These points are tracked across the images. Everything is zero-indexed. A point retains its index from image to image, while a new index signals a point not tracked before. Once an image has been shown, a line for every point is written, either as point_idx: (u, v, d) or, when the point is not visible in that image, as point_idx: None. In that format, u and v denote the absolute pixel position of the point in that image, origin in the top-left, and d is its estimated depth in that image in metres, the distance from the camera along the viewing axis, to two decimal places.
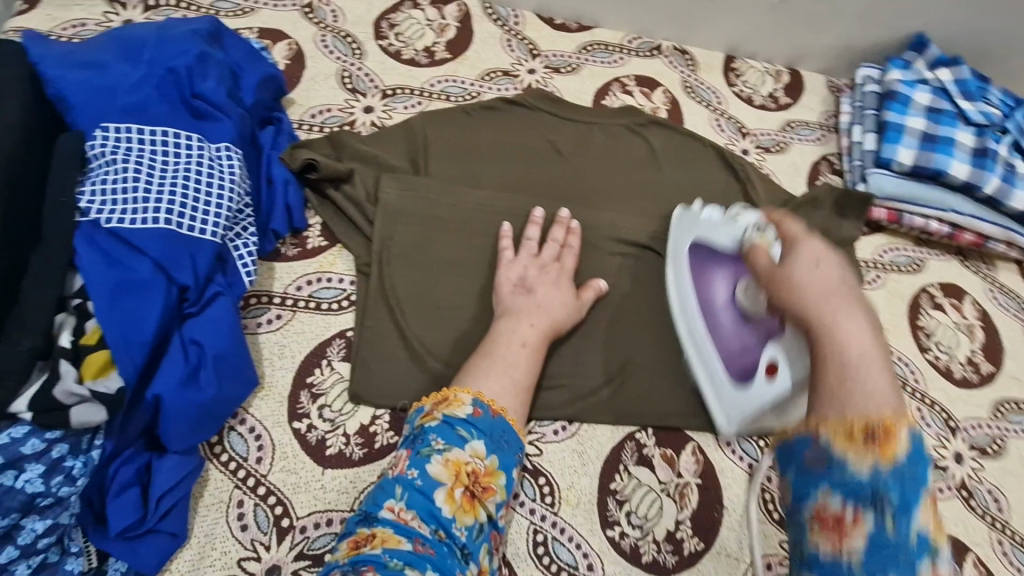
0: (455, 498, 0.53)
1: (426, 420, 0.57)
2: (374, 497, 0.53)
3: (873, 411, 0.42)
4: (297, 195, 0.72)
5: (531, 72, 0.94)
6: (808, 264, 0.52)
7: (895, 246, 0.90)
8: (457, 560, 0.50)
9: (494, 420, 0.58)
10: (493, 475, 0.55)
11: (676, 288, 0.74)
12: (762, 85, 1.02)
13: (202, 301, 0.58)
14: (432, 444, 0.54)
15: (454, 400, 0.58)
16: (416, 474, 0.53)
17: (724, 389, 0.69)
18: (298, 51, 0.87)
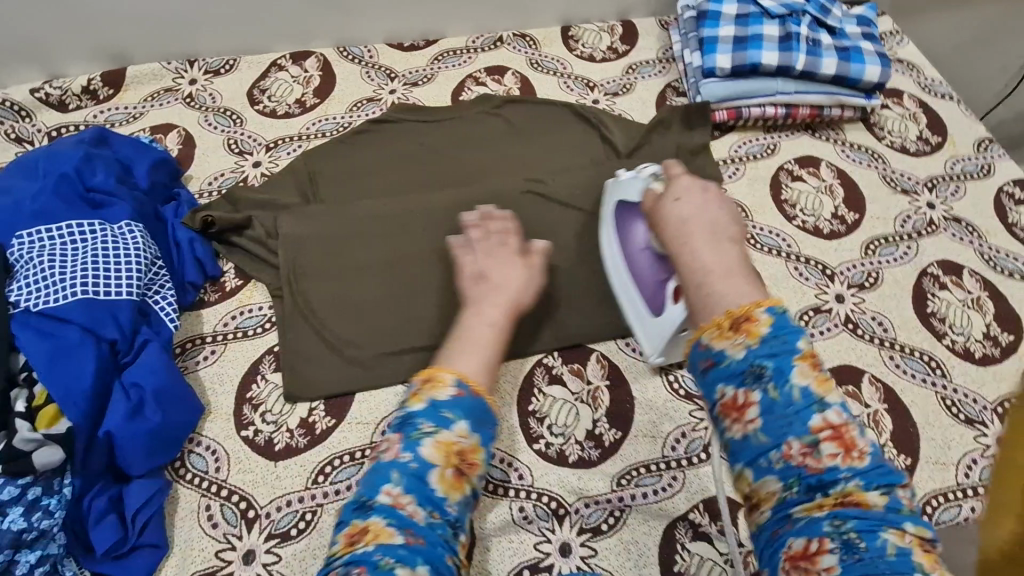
0: (446, 478, 0.56)
1: (414, 402, 0.59)
2: (371, 484, 0.55)
3: (733, 306, 0.56)
4: (205, 249, 0.83)
5: (392, 92, 1.06)
6: (681, 205, 0.67)
7: (747, 139, 1.00)
8: (450, 543, 0.54)
9: (478, 400, 0.60)
10: (477, 451, 0.58)
11: (607, 242, 0.81)
12: (600, 42, 1.13)
13: (134, 349, 0.69)
14: (422, 427, 0.57)
15: (438, 380, 0.60)
16: (410, 458, 0.56)
17: (647, 322, 0.75)
18: (187, 136, 1.00)
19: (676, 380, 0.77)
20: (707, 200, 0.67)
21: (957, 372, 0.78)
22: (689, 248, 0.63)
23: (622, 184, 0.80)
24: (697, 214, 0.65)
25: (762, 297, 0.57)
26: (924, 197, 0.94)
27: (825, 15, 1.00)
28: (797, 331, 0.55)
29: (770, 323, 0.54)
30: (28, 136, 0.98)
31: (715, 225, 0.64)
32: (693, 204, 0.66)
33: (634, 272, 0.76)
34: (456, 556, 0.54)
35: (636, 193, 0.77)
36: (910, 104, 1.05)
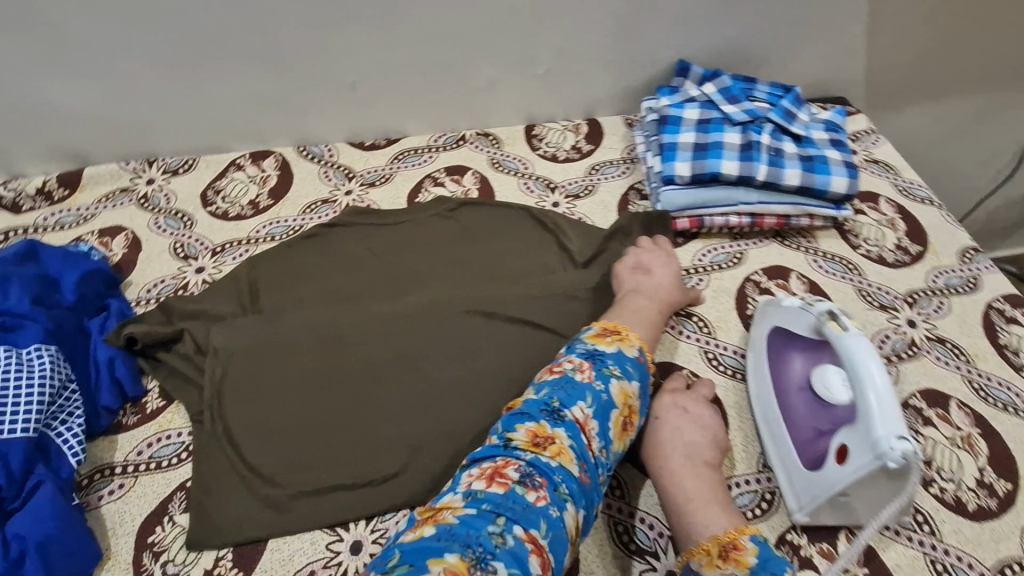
0: (617, 425, 0.66)
1: (604, 344, 0.72)
2: (565, 393, 0.65)
3: (720, 532, 0.63)
4: (127, 367, 0.79)
5: (348, 193, 1.04)
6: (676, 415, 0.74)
7: (712, 246, 0.95)
8: (604, 481, 0.64)
9: (649, 372, 0.73)
10: (637, 415, 0.69)
11: (756, 373, 0.78)
12: (564, 141, 1.12)
13: (23, 494, 0.64)
14: (611, 368, 0.68)
15: (627, 340, 0.73)
16: (602, 389, 0.66)
17: (797, 471, 0.69)
18: (135, 239, 0.98)
19: (625, 533, 0.70)
20: (698, 425, 0.73)
21: (948, 530, 0.68)
22: (668, 472, 0.69)
23: (781, 310, 0.77)
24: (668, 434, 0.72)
25: (745, 526, 0.63)
26: (904, 313, 0.88)
27: (790, 122, 0.98)
28: (783, 563, 0.59)
29: (754, 553, 0.59)
30: None
31: (665, 455, 0.70)
32: (675, 429, 0.72)
33: (787, 410, 0.73)
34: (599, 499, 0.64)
35: (805, 327, 0.73)
36: (886, 210, 1.00)
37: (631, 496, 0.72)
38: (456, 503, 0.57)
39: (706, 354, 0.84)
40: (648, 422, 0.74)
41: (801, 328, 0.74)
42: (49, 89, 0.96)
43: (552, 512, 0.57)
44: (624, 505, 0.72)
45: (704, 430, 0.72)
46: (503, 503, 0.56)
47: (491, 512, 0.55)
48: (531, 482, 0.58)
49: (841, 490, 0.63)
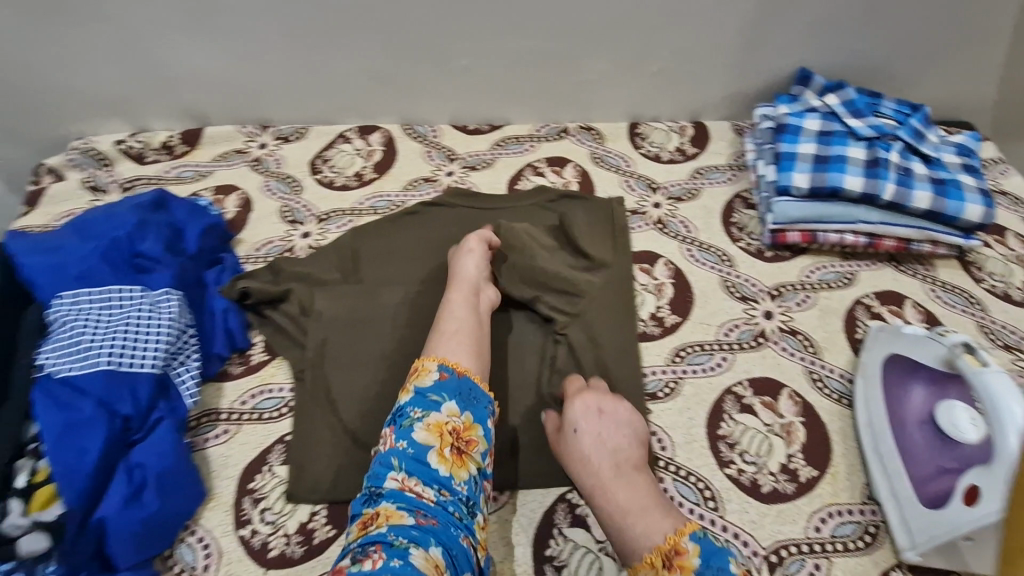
0: (445, 456, 0.61)
1: (401, 394, 0.66)
2: (375, 468, 0.61)
3: (660, 540, 0.60)
4: (237, 319, 0.82)
5: (450, 174, 1.06)
6: (578, 433, 0.69)
7: (820, 264, 0.92)
8: (459, 514, 0.59)
9: (462, 380, 0.67)
10: (472, 428, 0.64)
11: (866, 400, 0.75)
12: (668, 142, 1.09)
13: (146, 426, 0.67)
14: (411, 415, 0.63)
15: (422, 370, 0.67)
16: (406, 444, 0.61)
17: (912, 508, 0.66)
18: (246, 199, 1.02)
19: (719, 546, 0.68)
20: (608, 425, 0.70)
21: None
22: (601, 485, 0.66)
23: (904, 337, 0.74)
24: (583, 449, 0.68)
25: (684, 525, 0.61)
26: None
27: (919, 142, 0.93)
28: (727, 553, 0.58)
29: (698, 553, 0.57)
30: (104, 185, 1.05)
31: (589, 468, 0.67)
32: (596, 436, 0.69)
33: (903, 443, 0.69)
34: (469, 531, 0.59)
35: (932, 358, 0.70)
36: (1016, 245, 0.93)
37: (725, 510, 0.70)
38: None
39: (811, 375, 0.81)
40: (566, 436, 0.70)
41: (926, 358, 0.70)
42: (182, 51, 1.00)
43: (393, 565, 0.52)
44: (717, 518, 0.70)
45: (625, 432, 0.70)
46: None
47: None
48: (365, 555, 0.54)
49: (968, 533, 0.61)
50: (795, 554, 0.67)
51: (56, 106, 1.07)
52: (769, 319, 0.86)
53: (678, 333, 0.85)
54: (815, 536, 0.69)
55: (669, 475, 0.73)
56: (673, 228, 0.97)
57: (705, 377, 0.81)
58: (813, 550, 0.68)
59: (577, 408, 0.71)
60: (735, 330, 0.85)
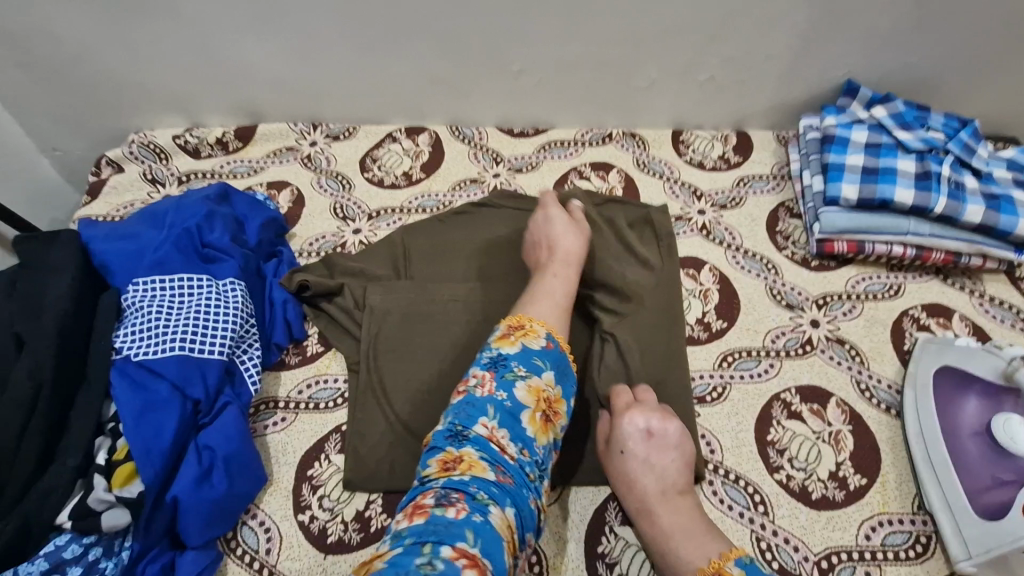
0: (536, 419, 0.61)
1: (507, 344, 0.65)
2: (466, 413, 0.59)
3: (705, 563, 0.59)
4: (295, 311, 0.85)
5: (496, 176, 1.08)
6: (627, 450, 0.68)
7: (867, 275, 0.93)
8: (533, 480, 0.59)
9: (561, 355, 0.67)
10: (560, 402, 0.65)
11: (916, 411, 0.75)
12: (712, 150, 1.11)
13: (213, 411, 0.69)
14: (516, 370, 0.62)
15: (531, 331, 0.67)
16: (506, 396, 0.61)
17: (968, 519, 0.67)
18: (298, 195, 1.05)
19: (769, 550, 0.69)
20: (657, 447, 0.68)
21: None
22: (645, 508, 0.66)
23: (957, 349, 0.77)
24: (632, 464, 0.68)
25: (732, 551, 0.59)
26: None
27: (970, 156, 0.93)
28: None
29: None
30: (162, 178, 1.08)
31: (634, 490, 0.67)
32: (643, 460, 0.67)
33: (958, 454, 0.70)
34: (536, 497, 0.59)
35: (990, 372, 0.73)
36: None
37: (775, 514, 0.71)
38: (382, 550, 0.49)
39: (858, 384, 0.81)
40: (613, 453, 0.69)
41: (983, 370, 0.74)
42: (241, 51, 1.03)
43: (476, 519, 0.51)
44: (767, 522, 0.71)
45: (673, 455, 0.67)
46: (425, 531, 0.49)
47: (415, 544, 0.48)
48: (448, 500, 0.52)
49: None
50: (845, 561, 0.68)
51: (120, 101, 1.11)
52: (815, 327, 0.87)
53: (724, 338, 0.86)
54: (865, 544, 0.69)
55: (718, 478, 0.73)
56: (718, 235, 0.98)
57: (753, 382, 0.82)
58: (863, 557, 0.68)
59: (628, 423, 0.68)
60: (782, 337, 0.86)
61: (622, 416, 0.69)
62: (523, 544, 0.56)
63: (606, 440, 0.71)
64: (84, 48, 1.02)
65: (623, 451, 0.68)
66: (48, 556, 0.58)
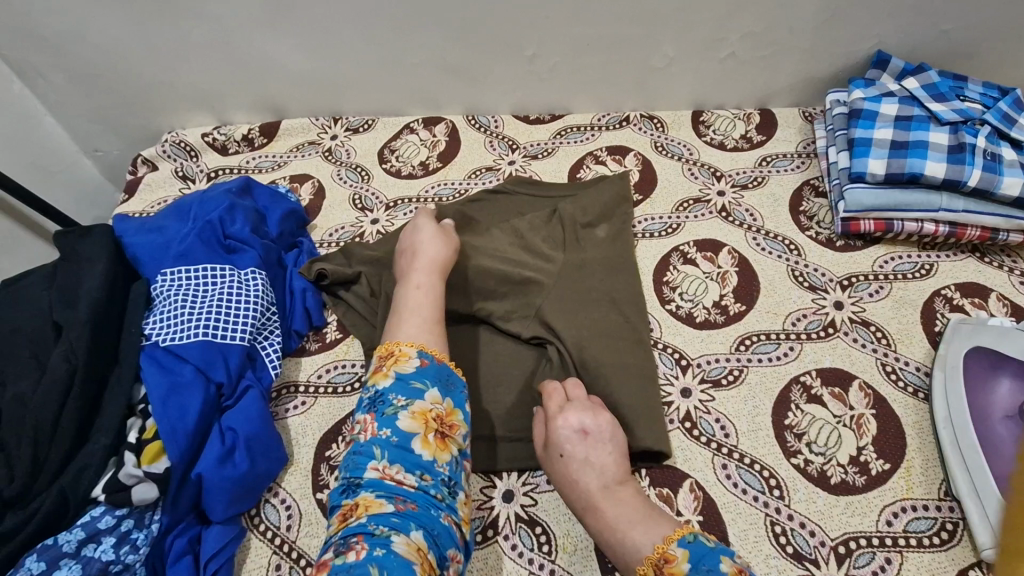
0: (429, 440, 0.63)
1: (381, 379, 0.66)
2: (353, 461, 0.62)
3: (650, 551, 0.59)
4: (314, 299, 0.88)
5: (511, 163, 1.08)
6: (560, 456, 0.68)
7: (896, 255, 0.89)
8: (442, 498, 0.61)
9: (441, 366, 0.68)
10: (452, 414, 0.66)
11: (945, 392, 0.73)
12: (733, 130, 1.08)
13: (237, 393, 0.73)
14: (393, 402, 0.64)
15: (402, 356, 0.68)
16: (388, 431, 0.62)
17: (995, 506, 0.63)
18: (320, 187, 1.08)
19: (783, 535, 0.67)
20: (592, 441, 0.68)
21: None
22: (591, 506, 0.65)
23: (991, 328, 0.73)
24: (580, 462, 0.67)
25: (677, 531, 0.60)
26: None
27: (1009, 126, 0.88)
28: (716, 554, 0.55)
29: (686, 559, 0.56)
30: (192, 174, 1.13)
31: (578, 489, 0.66)
32: (582, 460, 0.67)
33: (987, 438, 0.67)
34: (452, 512, 0.61)
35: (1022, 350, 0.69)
36: None
37: (791, 499, 0.69)
38: None
39: (884, 367, 0.78)
40: (553, 459, 0.68)
41: (1013, 348, 0.70)
42: (263, 48, 1.06)
43: (377, 555, 0.53)
44: (782, 506, 0.69)
45: (609, 448, 0.68)
46: None
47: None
48: (349, 546, 0.54)
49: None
50: (864, 547, 0.66)
51: (153, 101, 1.17)
52: (839, 309, 0.84)
53: (742, 321, 0.84)
54: (887, 530, 0.67)
55: (733, 462, 0.72)
56: (738, 216, 0.96)
57: (772, 366, 0.80)
58: (883, 543, 0.66)
59: (556, 426, 0.68)
60: (803, 320, 0.84)
61: (555, 417, 0.69)
62: (449, 560, 0.58)
63: (540, 451, 0.70)
64: (118, 51, 1.07)
65: (558, 456, 0.68)
66: (84, 526, 0.62)
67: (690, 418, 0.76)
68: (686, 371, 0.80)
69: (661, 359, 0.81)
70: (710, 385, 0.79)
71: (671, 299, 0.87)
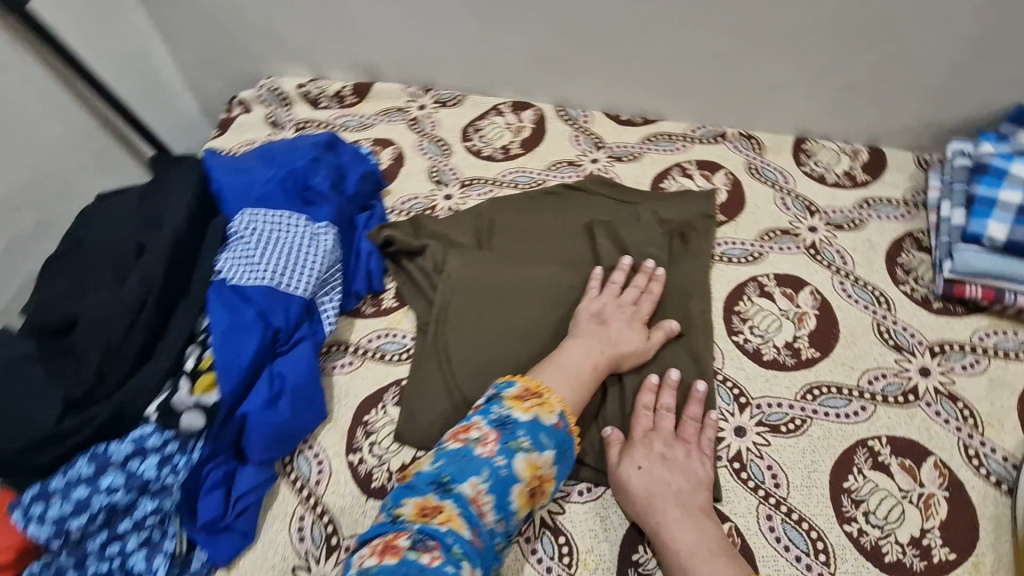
0: (523, 495, 0.62)
1: (520, 409, 0.66)
2: (457, 468, 0.62)
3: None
4: (377, 264, 0.88)
5: (594, 161, 1.05)
6: (635, 470, 0.68)
7: (1000, 330, 0.81)
8: (498, 549, 0.61)
9: (571, 436, 0.67)
10: (552, 481, 0.65)
11: None
12: (837, 164, 1.01)
13: (291, 341, 0.73)
14: (521, 442, 0.63)
15: (548, 403, 0.67)
16: (502, 465, 0.62)
17: None
18: (400, 154, 1.08)
19: None
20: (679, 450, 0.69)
21: None
22: (662, 523, 0.64)
23: None
24: (658, 482, 0.66)
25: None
26: None
27: None
28: None
29: None
30: (282, 122, 1.16)
31: (653, 505, 0.65)
32: (659, 477, 0.67)
33: None
34: (497, 563, 0.62)
35: None
36: None
37: (836, 568, 0.65)
38: None
39: (965, 450, 0.71)
40: (627, 473, 0.68)
41: None
42: (369, 9, 1.07)
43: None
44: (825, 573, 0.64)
45: (688, 476, 0.68)
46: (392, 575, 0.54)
47: None
48: (423, 546, 0.56)
49: None
50: None
51: (256, 45, 1.19)
52: (925, 376, 0.77)
53: (814, 369, 0.79)
54: None
55: (778, 515, 0.68)
56: (827, 256, 0.90)
57: (839, 423, 0.74)
58: None
59: (638, 442, 0.70)
60: (881, 380, 0.77)
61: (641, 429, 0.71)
62: None
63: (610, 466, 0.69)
64: None
65: (636, 470, 0.67)
66: (133, 440, 0.63)
67: (740, 459, 0.72)
68: (743, 410, 0.75)
69: (719, 393, 0.77)
70: (767, 429, 0.74)
71: (739, 331, 0.82)
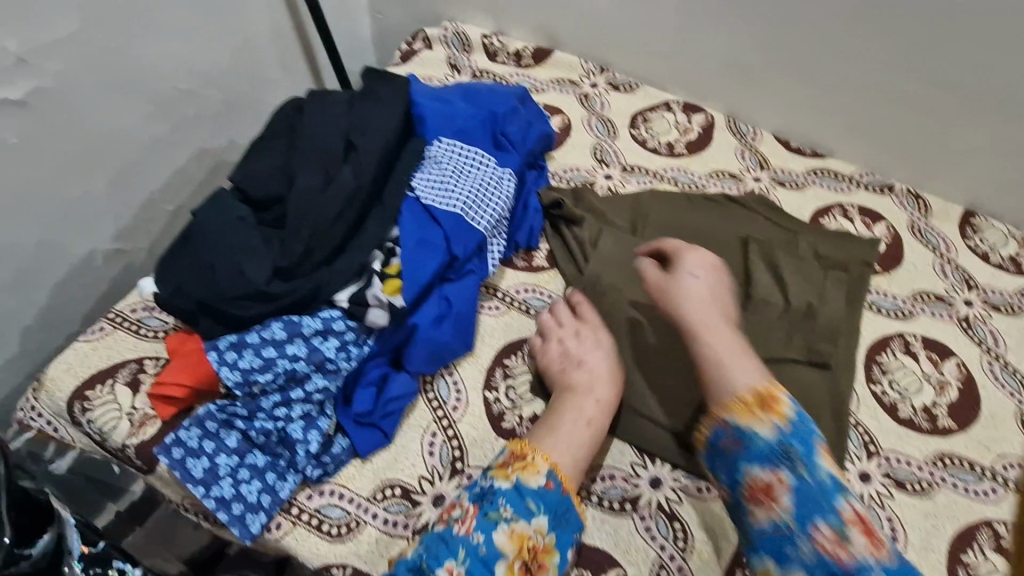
0: (513, 568, 0.61)
1: (502, 477, 0.65)
2: (433, 552, 0.61)
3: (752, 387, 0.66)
4: (540, 221, 0.91)
5: (756, 180, 1.05)
6: (688, 275, 0.76)
7: None
8: None
9: (563, 497, 0.66)
10: (551, 551, 0.63)
11: None
12: (1003, 246, 0.98)
13: (461, 271, 0.77)
14: (500, 512, 0.63)
15: (531, 467, 0.66)
16: (481, 540, 0.62)
17: None
18: (568, 124, 1.10)
19: None
20: (714, 297, 0.75)
21: None
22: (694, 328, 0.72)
23: None
24: (710, 293, 0.74)
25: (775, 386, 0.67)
26: None
27: None
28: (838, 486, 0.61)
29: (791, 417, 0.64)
30: (461, 66, 1.20)
31: (711, 311, 0.73)
32: (704, 292, 0.74)
33: None
34: None
35: None
36: None
37: None
38: None
39: None
40: (674, 277, 0.76)
41: None
42: None
43: None
44: None
45: (722, 300, 0.75)
46: None
47: None
48: None
49: None
50: None
51: None
52: None
53: (948, 438, 0.78)
54: None
55: None
56: (978, 333, 0.88)
57: (966, 497, 0.74)
58: None
59: (691, 255, 0.78)
60: (1015, 469, 0.76)
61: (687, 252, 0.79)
62: None
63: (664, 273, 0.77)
64: None
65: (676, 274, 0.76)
66: (322, 320, 0.70)
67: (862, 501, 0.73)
68: (870, 458, 0.76)
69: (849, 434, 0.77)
70: (892, 482, 0.74)
71: (878, 382, 0.82)
